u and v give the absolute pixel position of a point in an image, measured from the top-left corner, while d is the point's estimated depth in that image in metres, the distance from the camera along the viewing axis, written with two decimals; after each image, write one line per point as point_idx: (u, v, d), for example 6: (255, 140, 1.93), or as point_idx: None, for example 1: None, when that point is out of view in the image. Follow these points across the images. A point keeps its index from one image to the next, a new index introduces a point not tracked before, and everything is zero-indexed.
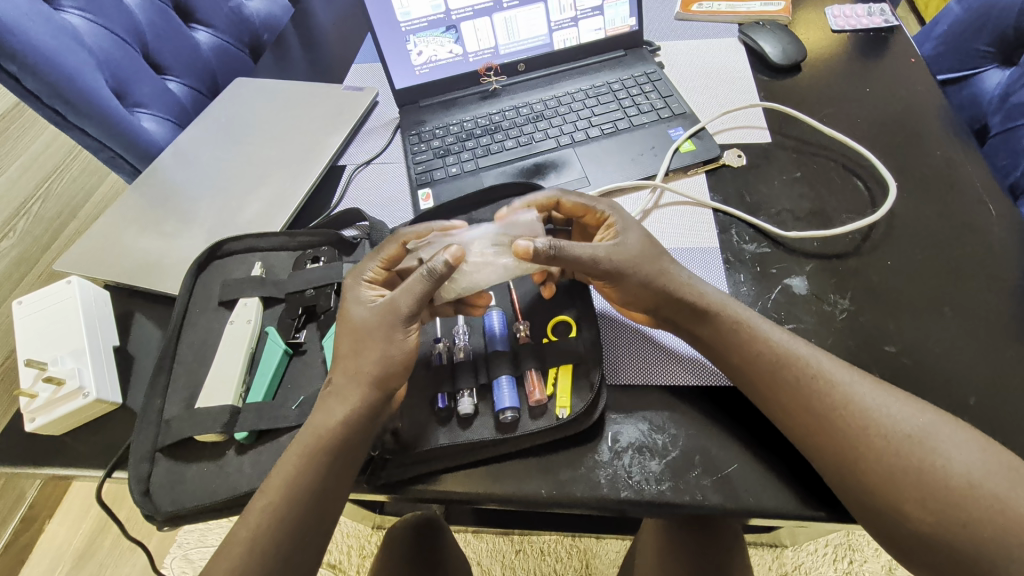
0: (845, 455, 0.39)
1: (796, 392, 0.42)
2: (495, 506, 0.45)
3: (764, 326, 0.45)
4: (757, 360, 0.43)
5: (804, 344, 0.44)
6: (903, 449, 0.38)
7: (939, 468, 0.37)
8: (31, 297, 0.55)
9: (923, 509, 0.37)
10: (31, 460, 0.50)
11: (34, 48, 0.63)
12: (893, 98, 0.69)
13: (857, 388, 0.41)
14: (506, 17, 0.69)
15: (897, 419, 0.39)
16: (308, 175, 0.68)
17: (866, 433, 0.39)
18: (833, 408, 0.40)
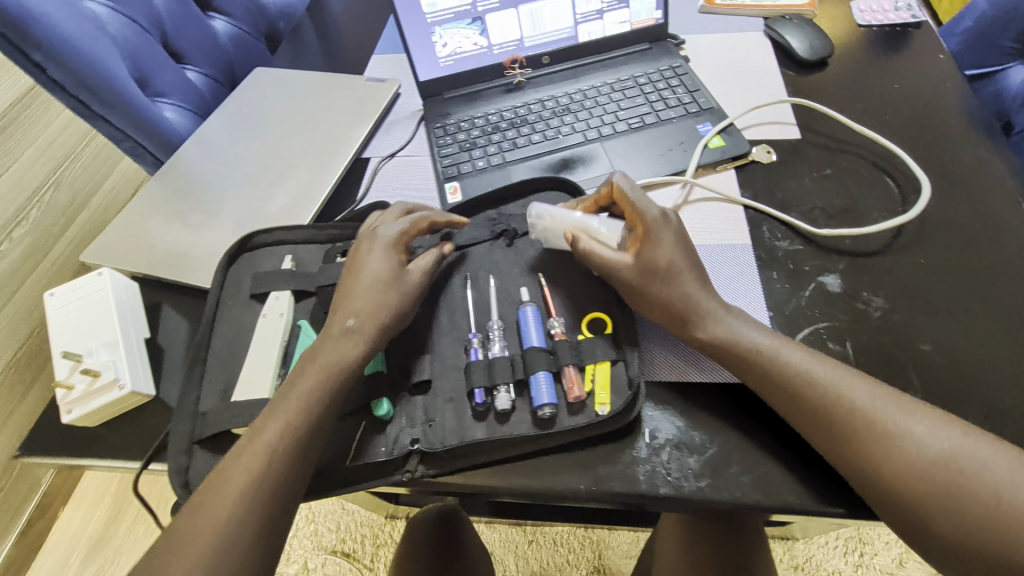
0: (874, 475, 0.39)
1: (820, 417, 0.42)
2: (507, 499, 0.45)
3: (790, 351, 0.44)
4: (775, 388, 0.43)
5: (832, 366, 0.44)
6: (934, 472, 0.38)
7: (973, 488, 0.37)
8: (62, 288, 0.55)
9: (955, 531, 0.37)
10: (65, 451, 0.50)
11: (59, 36, 0.62)
12: (922, 94, 0.69)
13: (886, 410, 0.41)
14: (532, 9, 0.69)
15: (928, 439, 0.39)
16: (333, 167, 0.67)
17: (896, 454, 0.39)
18: (859, 428, 0.40)
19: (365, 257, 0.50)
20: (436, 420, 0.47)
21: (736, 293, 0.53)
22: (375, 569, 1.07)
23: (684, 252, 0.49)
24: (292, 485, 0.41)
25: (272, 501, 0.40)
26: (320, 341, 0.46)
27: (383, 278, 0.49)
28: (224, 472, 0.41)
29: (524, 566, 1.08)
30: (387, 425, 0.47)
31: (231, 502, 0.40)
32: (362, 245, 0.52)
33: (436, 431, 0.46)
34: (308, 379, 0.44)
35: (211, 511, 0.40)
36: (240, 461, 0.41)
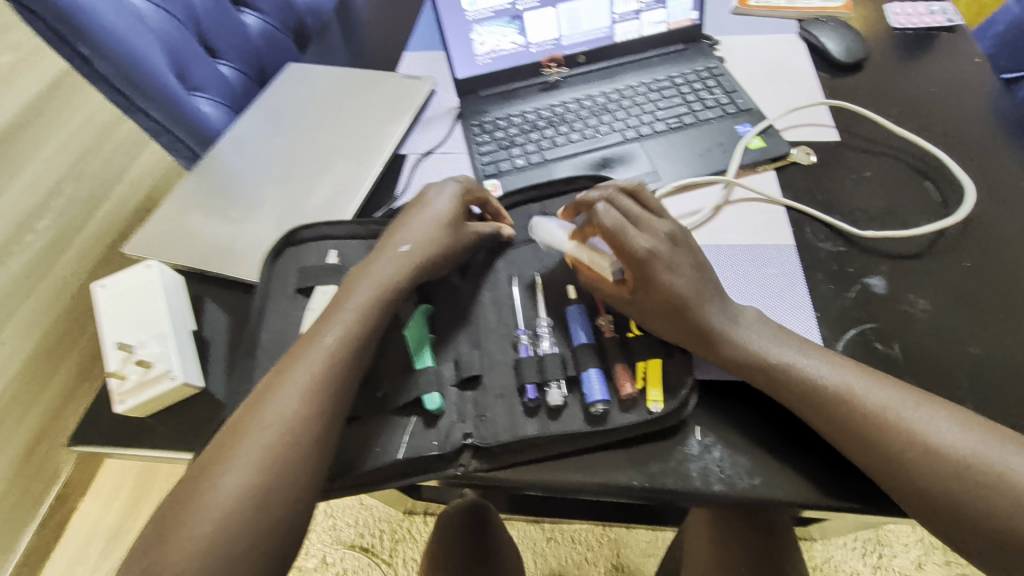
0: (901, 482, 0.40)
1: (838, 430, 0.42)
2: (536, 491, 0.47)
3: (804, 364, 0.44)
4: (790, 398, 0.44)
5: (851, 374, 0.44)
6: (958, 477, 0.39)
7: (1000, 490, 0.38)
8: (112, 279, 0.55)
9: (980, 533, 0.38)
10: (117, 441, 0.51)
11: (106, 31, 0.63)
12: (960, 98, 0.69)
13: (910, 416, 0.41)
14: (571, 8, 0.69)
15: (950, 442, 0.40)
16: (373, 163, 0.68)
17: (920, 460, 0.39)
18: (880, 431, 0.41)
19: (427, 203, 0.54)
20: (487, 415, 0.48)
21: (781, 295, 0.53)
22: (393, 564, 1.07)
23: (688, 274, 0.47)
24: (332, 400, 0.44)
25: (313, 412, 0.43)
26: (368, 268, 0.50)
27: (434, 226, 0.52)
28: (273, 381, 0.45)
29: (542, 563, 1.08)
30: (438, 419, 0.47)
31: (277, 411, 0.43)
32: (428, 194, 0.55)
33: (487, 426, 0.47)
34: (354, 303, 0.48)
35: (258, 419, 0.43)
36: (287, 378, 0.44)
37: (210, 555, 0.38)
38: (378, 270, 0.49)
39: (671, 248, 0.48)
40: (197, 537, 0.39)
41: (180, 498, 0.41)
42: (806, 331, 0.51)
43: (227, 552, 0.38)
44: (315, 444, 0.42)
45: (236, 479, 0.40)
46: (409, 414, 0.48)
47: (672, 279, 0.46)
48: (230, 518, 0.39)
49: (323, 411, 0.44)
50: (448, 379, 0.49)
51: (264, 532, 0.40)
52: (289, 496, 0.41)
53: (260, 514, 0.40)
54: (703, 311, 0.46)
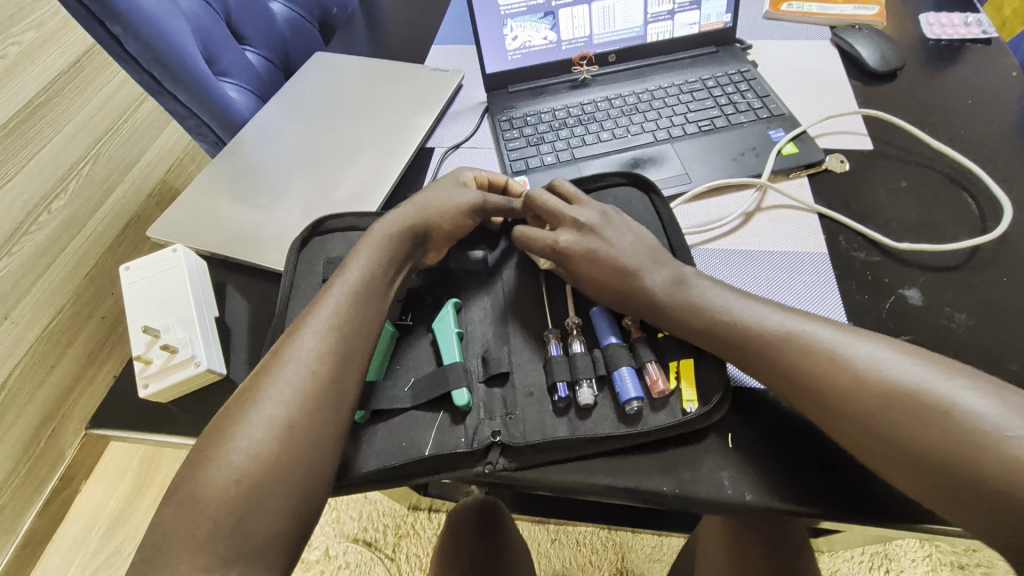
0: (837, 420, 0.39)
1: (779, 370, 0.42)
2: (546, 492, 0.46)
3: (732, 311, 0.45)
4: (732, 342, 0.44)
5: (783, 318, 0.43)
6: (894, 409, 0.37)
7: (942, 420, 0.36)
8: (138, 262, 0.55)
9: (923, 469, 0.36)
10: (138, 426, 0.50)
11: (138, 12, 0.63)
12: (996, 110, 0.68)
13: (842, 351, 0.40)
14: (604, 6, 0.68)
15: (899, 379, 0.38)
16: (400, 155, 0.67)
17: (854, 395, 0.38)
18: (822, 370, 0.40)
19: (446, 181, 0.56)
20: (516, 413, 0.47)
21: (816, 304, 0.52)
22: (396, 560, 1.05)
23: (613, 247, 0.49)
24: (360, 335, 0.45)
25: (342, 343, 0.44)
26: (373, 230, 0.52)
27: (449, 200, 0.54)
28: (296, 325, 0.45)
29: (546, 564, 1.06)
30: (466, 416, 0.47)
31: (307, 344, 0.43)
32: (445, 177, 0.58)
33: (517, 423, 0.46)
34: (366, 256, 0.49)
35: (286, 353, 0.43)
36: (312, 317, 0.45)
37: (257, 480, 0.38)
38: (388, 227, 0.52)
39: (581, 232, 0.51)
40: (217, 495, 0.37)
41: (215, 432, 0.40)
42: None
43: (276, 472, 0.38)
44: (349, 373, 0.43)
45: (273, 405, 0.40)
46: (437, 409, 0.47)
47: (581, 256, 0.49)
48: (272, 441, 0.39)
49: (353, 342, 0.45)
50: (475, 376, 0.49)
51: (306, 451, 0.39)
52: (333, 423, 0.41)
53: (286, 458, 0.39)
54: (624, 274, 0.48)
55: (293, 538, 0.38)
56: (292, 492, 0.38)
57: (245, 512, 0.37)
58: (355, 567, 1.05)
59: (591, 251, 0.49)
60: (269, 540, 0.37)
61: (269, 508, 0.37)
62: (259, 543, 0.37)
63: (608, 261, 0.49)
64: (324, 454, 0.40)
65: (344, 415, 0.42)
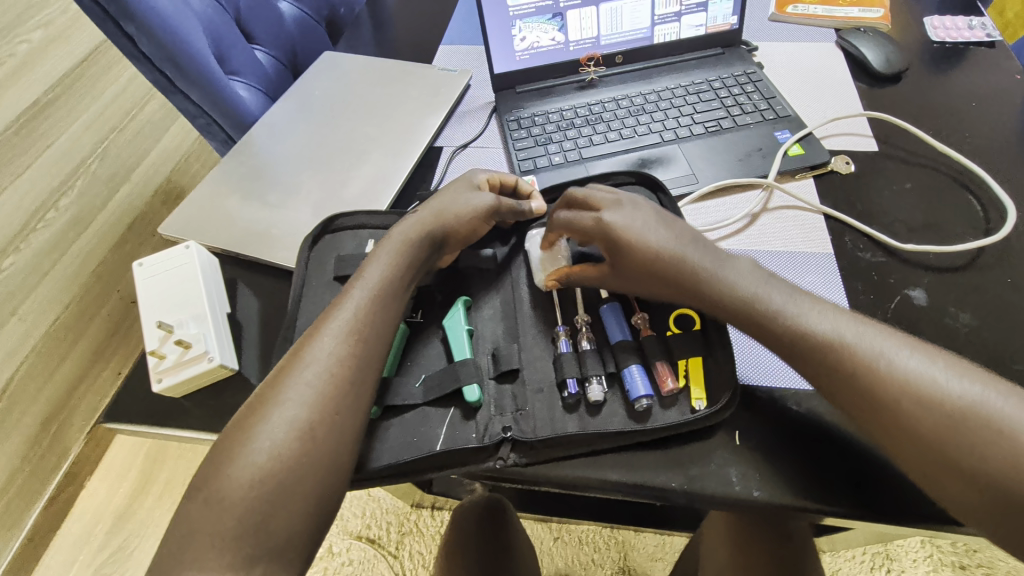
0: (885, 424, 0.39)
1: (830, 375, 0.41)
2: (556, 487, 0.47)
3: (783, 307, 0.44)
4: (781, 344, 0.43)
5: (836, 317, 0.43)
6: (949, 423, 0.37)
7: (995, 440, 0.36)
8: (152, 259, 0.56)
9: (966, 483, 0.36)
10: (152, 420, 0.50)
11: (150, 10, 0.63)
12: (1000, 113, 0.68)
13: (900, 360, 0.40)
14: (612, 7, 0.69)
15: (953, 394, 0.38)
16: (409, 154, 0.68)
17: (908, 405, 0.38)
18: (876, 380, 0.39)
19: (459, 188, 0.56)
20: (526, 409, 0.47)
21: None
22: (400, 557, 1.06)
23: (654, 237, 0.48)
24: (378, 339, 0.46)
25: (362, 347, 0.45)
26: (391, 234, 0.52)
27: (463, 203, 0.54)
28: (315, 328, 0.46)
29: (548, 563, 1.07)
30: (477, 412, 0.47)
31: (327, 347, 0.44)
32: (454, 184, 0.57)
33: (527, 419, 0.47)
34: (384, 261, 0.49)
35: (306, 355, 0.44)
36: (332, 321, 0.46)
37: (277, 473, 0.38)
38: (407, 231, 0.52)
39: (626, 212, 0.50)
40: (235, 488, 0.38)
41: (235, 430, 0.41)
42: None
43: (296, 472, 0.39)
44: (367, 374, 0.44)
45: (294, 407, 0.41)
46: (448, 405, 0.48)
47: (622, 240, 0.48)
48: (292, 440, 0.40)
49: (372, 346, 0.45)
50: (486, 373, 0.49)
51: (321, 446, 0.40)
52: (351, 421, 0.42)
53: (302, 452, 0.39)
54: (669, 261, 0.47)
55: (313, 535, 0.39)
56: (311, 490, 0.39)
57: (266, 508, 0.37)
58: (358, 564, 1.05)
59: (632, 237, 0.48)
60: (290, 536, 0.38)
61: (289, 504, 0.38)
62: (279, 538, 0.37)
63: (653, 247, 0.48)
64: (339, 449, 0.41)
65: (361, 413, 0.43)
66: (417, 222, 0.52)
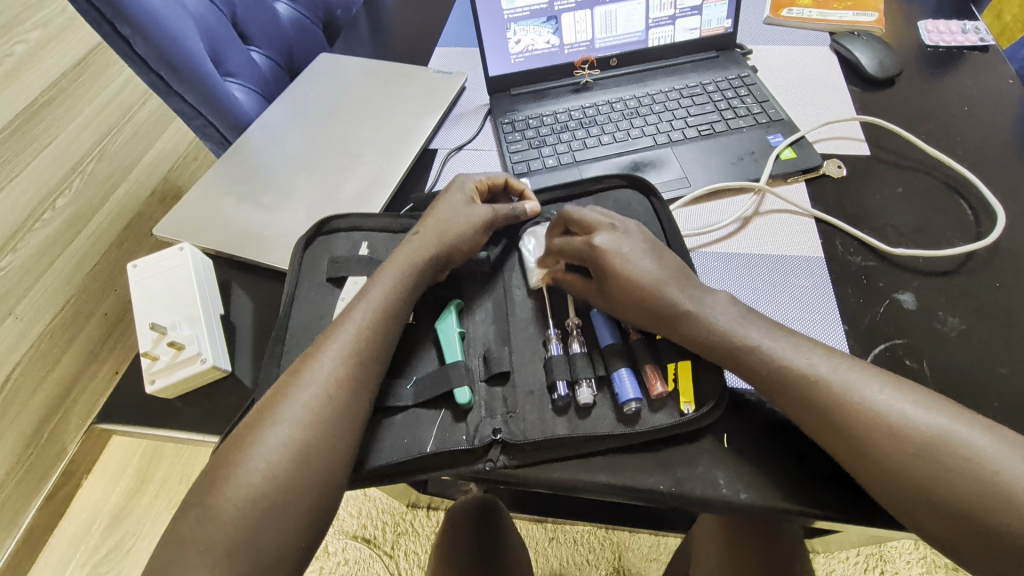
0: (862, 461, 0.39)
1: (800, 404, 0.41)
2: (546, 489, 0.47)
3: (756, 340, 0.44)
4: (751, 371, 0.43)
5: (807, 351, 0.43)
6: (923, 459, 0.37)
7: (967, 473, 0.36)
8: (145, 260, 0.56)
9: (942, 516, 0.36)
10: (145, 421, 0.51)
11: (146, 12, 0.64)
12: (991, 117, 0.69)
13: (872, 396, 0.40)
14: (606, 11, 0.69)
15: (918, 422, 0.38)
16: (403, 156, 0.68)
17: (882, 442, 0.38)
18: (845, 410, 0.40)
19: (453, 198, 0.56)
20: (516, 412, 0.48)
21: (811, 307, 0.53)
22: (395, 557, 1.06)
23: (640, 265, 0.49)
24: (376, 359, 0.46)
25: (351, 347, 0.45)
26: (396, 256, 0.52)
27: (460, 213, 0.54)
28: (313, 349, 0.46)
29: (543, 563, 1.07)
30: (467, 413, 0.48)
31: (327, 367, 0.44)
32: (447, 194, 0.57)
33: (517, 422, 0.47)
34: (386, 282, 0.50)
35: (302, 375, 0.44)
36: (332, 342, 0.46)
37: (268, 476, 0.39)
38: (409, 252, 0.52)
39: (617, 237, 0.51)
40: None
41: (232, 445, 0.41)
42: (835, 343, 0.51)
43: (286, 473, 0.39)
44: (363, 393, 0.44)
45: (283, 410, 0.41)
46: (439, 406, 0.48)
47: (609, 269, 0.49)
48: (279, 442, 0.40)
49: (361, 354, 0.45)
50: (476, 375, 0.50)
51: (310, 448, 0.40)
52: (344, 425, 0.42)
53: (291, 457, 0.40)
54: (654, 286, 0.47)
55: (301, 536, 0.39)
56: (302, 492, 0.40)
57: (257, 510, 0.38)
58: (353, 564, 1.06)
59: (623, 258, 0.49)
60: (277, 538, 0.38)
61: (277, 505, 0.38)
62: (267, 540, 0.38)
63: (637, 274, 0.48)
64: (328, 451, 0.41)
65: (350, 415, 0.43)
66: (417, 243, 0.53)
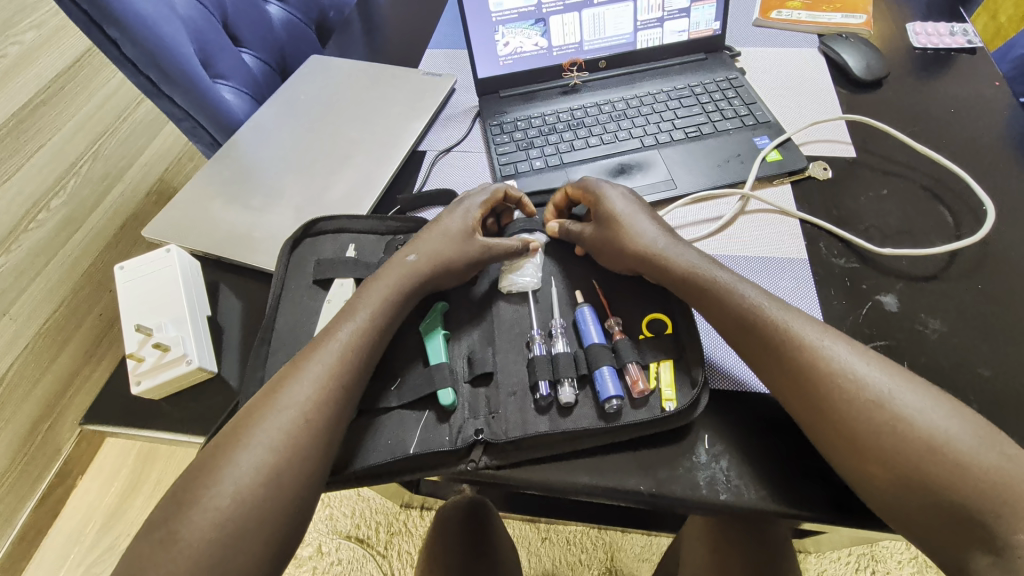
0: (815, 405, 0.41)
1: (767, 342, 0.44)
2: (534, 491, 0.47)
3: (734, 287, 0.47)
4: (727, 310, 0.46)
5: (780, 307, 0.46)
6: (870, 411, 0.39)
7: (911, 433, 0.38)
8: (133, 262, 0.57)
9: (882, 467, 0.38)
10: (131, 422, 0.51)
11: (134, 16, 0.64)
12: (978, 119, 0.69)
13: (835, 350, 0.42)
14: (595, 14, 0.69)
15: (875, 384, 0.40)
16: (391, 158, 0.68)
17: (839, 391, 0.40)
18: (804, 358, 0.42)
19: (450, 218, 0.56)
20: (499, 412, 0.48)
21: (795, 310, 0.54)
22: (388, 557, 1.06)
23: (635, 220, 0.53)
24: (358, 375, 0.46)
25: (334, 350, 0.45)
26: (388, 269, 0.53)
27: (450, 230, 0.55)
28: (303, 357, 0.47)
29: (536, 563, 1.07)
30: (451, 414, 0.48)
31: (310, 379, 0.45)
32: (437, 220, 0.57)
33: (499, 422, 0.47)
34: (370, 298, 0.50)
35: (293, 386, 0.44)
36: (317, 354, 0.46)
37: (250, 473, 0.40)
38: (398, 269, 0.52)
39: (616, 197, 0.56)
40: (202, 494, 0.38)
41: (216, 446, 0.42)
42: None
43: (266, 474, 0.40)
44: (345, 404, 0.45)
45: None
46: (423, 408, 0.48)
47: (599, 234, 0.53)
48: None
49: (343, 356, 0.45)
50: (461, 377, 0.50)
51: None
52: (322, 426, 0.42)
53: None
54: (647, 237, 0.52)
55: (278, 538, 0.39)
56: (280, 490, 0.40)
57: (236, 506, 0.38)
58: (347, 564, 1.06)
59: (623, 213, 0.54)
60: (255, 539, 0.38)
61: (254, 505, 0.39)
62: (245, 541, 0.38)
63: (628, 234, 0.52)
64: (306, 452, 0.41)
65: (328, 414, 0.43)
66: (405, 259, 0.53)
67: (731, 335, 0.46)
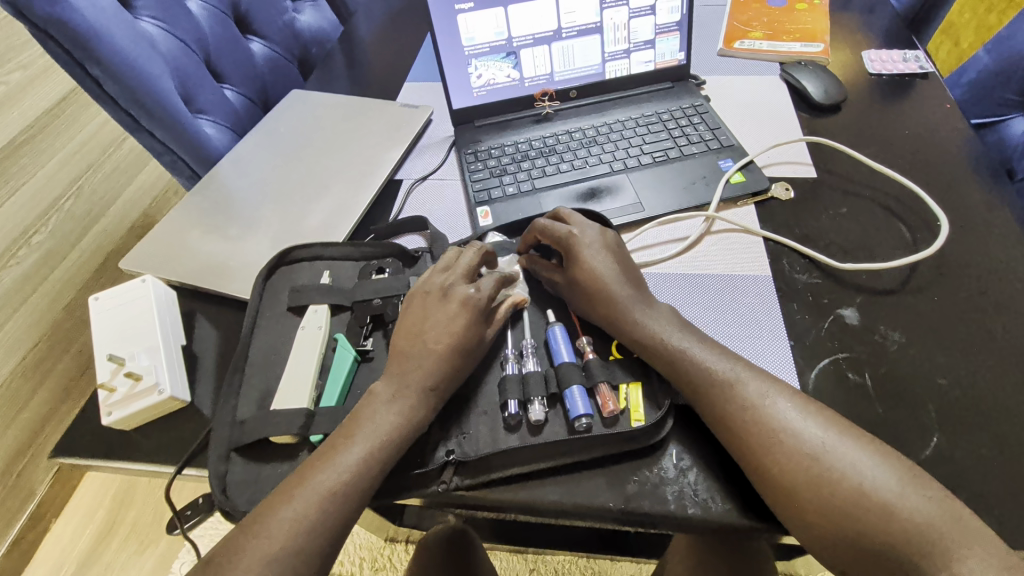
0: (755, 458, 0.42)
1: (722, 403, 0.45)
2: (508, 513, 0.47)
3: (693, 350, 0.48)
4: (685, 369, 0.47)
5: (737, 366, 0.46)
6: (806, 464, 0.41)
7: (837, 481, 0.40)
8: (107, 293, 0.57)
9: (817, 518, 0.39)
10: (100, 454, 0.51)
11: (116, 54, 0.66)
12: (930, 140, 0.72)
13: (777, 407, 0.44)
14: (564, 46, 0.72)
15: (807, 436, 0.42)
16: (367, 188, 0.70)
17: (779, 445, 0.42)
18: (748, 418, 0.43)
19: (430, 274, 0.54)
20: (470, 432, 0.48)
21: (759, 325, 0.55)
22: None
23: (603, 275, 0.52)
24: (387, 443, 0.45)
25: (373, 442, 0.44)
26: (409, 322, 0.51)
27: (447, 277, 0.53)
28: (347, 432, 0.45)
29: None
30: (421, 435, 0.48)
31: (348, 463, 0.43)
32: (401, 275, 0.59)
33: (470, 441, 0.48)
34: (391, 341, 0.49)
35: (335, 457, 0.44)
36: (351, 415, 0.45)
37: None
38: (438, 329, 0.49)
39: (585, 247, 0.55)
40: None
41: None
42: (781, 360, 0.52)
43: None
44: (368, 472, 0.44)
45: None
46: None
47: (564, 281, 0.54)
48: None
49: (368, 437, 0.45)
50: None
51: None
52: None
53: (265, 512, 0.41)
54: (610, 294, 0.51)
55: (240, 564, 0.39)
56: None
57: None
58: None
59: (590, 267, 0.53)
60: None
61: None
62: None
63: (591, 291, 0.52)
64: None
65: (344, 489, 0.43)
66: (441, 322, 0.50)
67: (691, 392, 0.46)
